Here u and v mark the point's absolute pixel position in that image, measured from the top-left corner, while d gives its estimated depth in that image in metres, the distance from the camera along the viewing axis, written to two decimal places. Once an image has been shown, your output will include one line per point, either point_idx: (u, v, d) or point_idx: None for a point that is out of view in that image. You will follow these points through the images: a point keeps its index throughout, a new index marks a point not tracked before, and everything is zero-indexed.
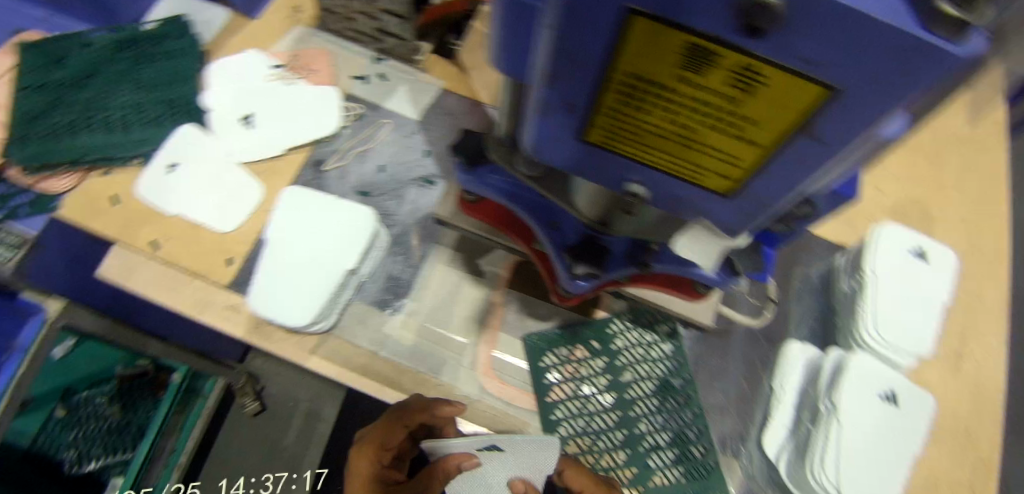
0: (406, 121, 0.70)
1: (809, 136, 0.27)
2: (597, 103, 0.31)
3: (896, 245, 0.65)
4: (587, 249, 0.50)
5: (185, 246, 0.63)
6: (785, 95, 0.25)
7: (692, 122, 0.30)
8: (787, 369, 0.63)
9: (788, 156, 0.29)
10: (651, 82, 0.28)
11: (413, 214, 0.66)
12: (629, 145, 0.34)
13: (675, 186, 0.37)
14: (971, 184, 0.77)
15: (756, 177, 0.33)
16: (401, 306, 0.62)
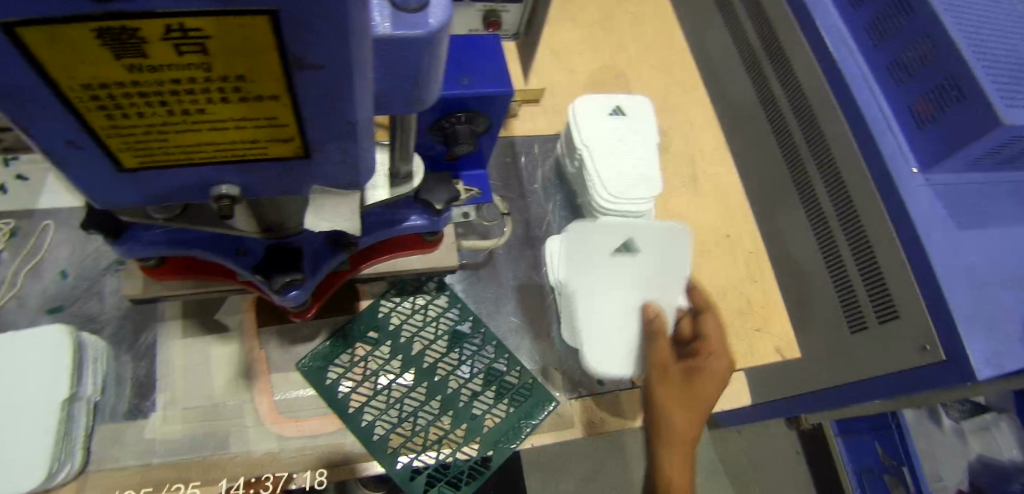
0: (71, 211, 0.62)
1: (313, 73, 0.24)
2: (92, 123, 0.25)
3: (596, 113, 0.71)
4: (279, 257, 0.46)
5: None
6: (237, 43, 0.22)
7: (207, 106, 0.26)
8: (555, 261, 0.67)
9: (324, 104, 0.26)
10: (109, 81, 0.23)
11: (122, 304, 0.59)
12: (186, 156, 0.29)
13: (277, 178, 0.33)
14: (643, 34, 0.88)
15: (327, 139, 0.29)
16: (154, 404, 0.56)
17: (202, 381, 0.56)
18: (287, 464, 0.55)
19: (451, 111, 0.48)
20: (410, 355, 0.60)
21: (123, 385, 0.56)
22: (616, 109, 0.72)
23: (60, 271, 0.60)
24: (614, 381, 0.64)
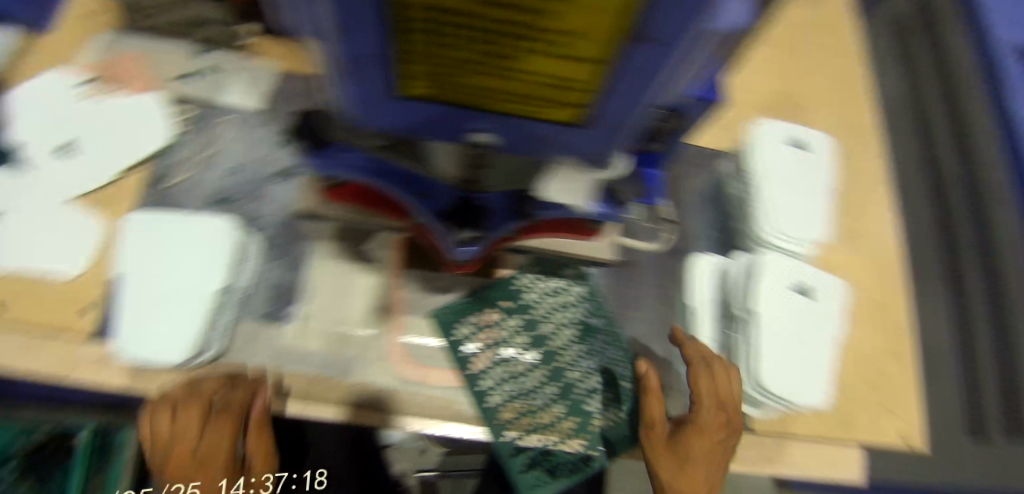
0: (251, 112, 0.64)
1: (637, 42, 0.24)
2: (402, 49, 0.26)
3: (776, 139, 0.70)
4: (465, 212, 0.47)
5: (24, 308, 0.55)
6: (586, 2, 0.21)
7: (513, 53, 0.26)
8: (698, 279, 0.64)
9: (626, 69, 0.26)
10: (448, 14, 0.23)
11: (281, 212, 0.61)
12: (460, 93, 0.30)
13: (524, 129, 0.33)
14: (832, 64, 0.82)
15: (600, 100, 0.29)
16: (292, 312, 0.58)
17: (338, 303, 0.58)
18: (399, 405, 0.55)
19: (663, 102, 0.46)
20: (538, 334, 0.59)
21: (267, 287, 0.59)
22: (796, 141, 0.71)
23: (230, 166, 0.62)
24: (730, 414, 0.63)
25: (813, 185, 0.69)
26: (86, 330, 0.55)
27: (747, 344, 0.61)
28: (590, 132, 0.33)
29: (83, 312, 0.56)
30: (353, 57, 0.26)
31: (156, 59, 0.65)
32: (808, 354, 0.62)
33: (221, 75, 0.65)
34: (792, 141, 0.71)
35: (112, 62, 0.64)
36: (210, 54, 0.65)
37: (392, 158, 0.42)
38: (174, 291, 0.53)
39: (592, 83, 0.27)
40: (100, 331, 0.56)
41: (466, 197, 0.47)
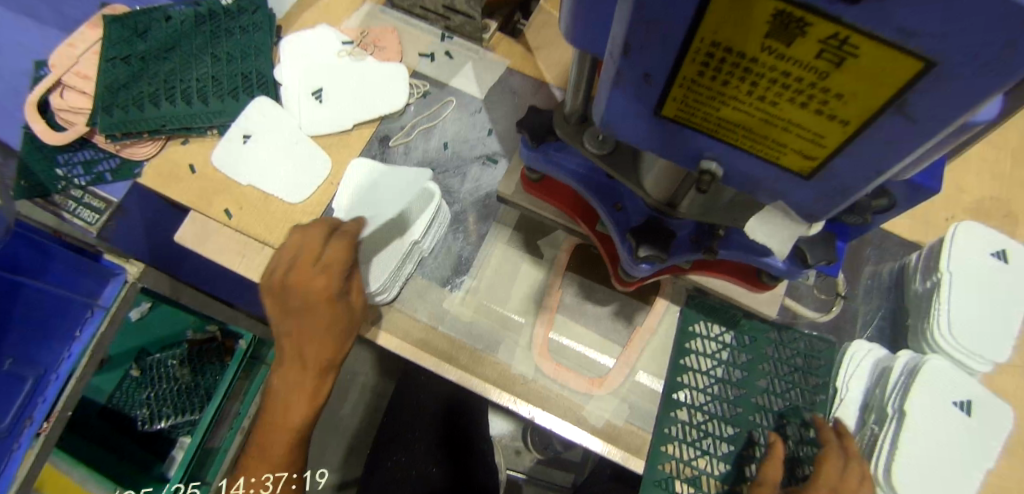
0: (471, 99, 0.72)
1: (899, 112, 0.26)
2: (674, 72, 0.30)
3: (976, 245, 0.65)
4: (653, 233, 0.50)
5: (257, 215, 0.68)
6: (876, 67, 0.24)
7: (776, 97, 0.29)
8: (854, 365, 0.65)
9: (877, 135, 0.28)
10: (733, 50, 0.27)
11: (476, 192, 0.69)
12: (704, 120, 0.33)
13: (751, 165, 0.35)
14: None
15: (841, 157, 0.31)
16: (461, 282, 0.66)
17: (504, 287, 0.66)
18: (530, 388, 0.64)
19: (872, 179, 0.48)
20: (684, 366, 0.65)
21: (445, 254, 0.67)
22: (999, 251, 0.66)
23: (443, 141, 0.71)
24: None
25: (1006, 305, 0.64)
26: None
27: (886, 441, 0.60)
28: (814, 184, 0.34)
29: None
30: (630, 71, 0.32)
31: (406, 35, 0.75)
32: (956, 477, 0.60)
33: (454, 60, 0.74)
34: (995, 250, 0.66)
35: (370, 30, 0.75)
36: (449, 40, 0.75)
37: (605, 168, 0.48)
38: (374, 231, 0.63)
39: (842, 137, 0.29)
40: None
41: (657, 219, 0.50)
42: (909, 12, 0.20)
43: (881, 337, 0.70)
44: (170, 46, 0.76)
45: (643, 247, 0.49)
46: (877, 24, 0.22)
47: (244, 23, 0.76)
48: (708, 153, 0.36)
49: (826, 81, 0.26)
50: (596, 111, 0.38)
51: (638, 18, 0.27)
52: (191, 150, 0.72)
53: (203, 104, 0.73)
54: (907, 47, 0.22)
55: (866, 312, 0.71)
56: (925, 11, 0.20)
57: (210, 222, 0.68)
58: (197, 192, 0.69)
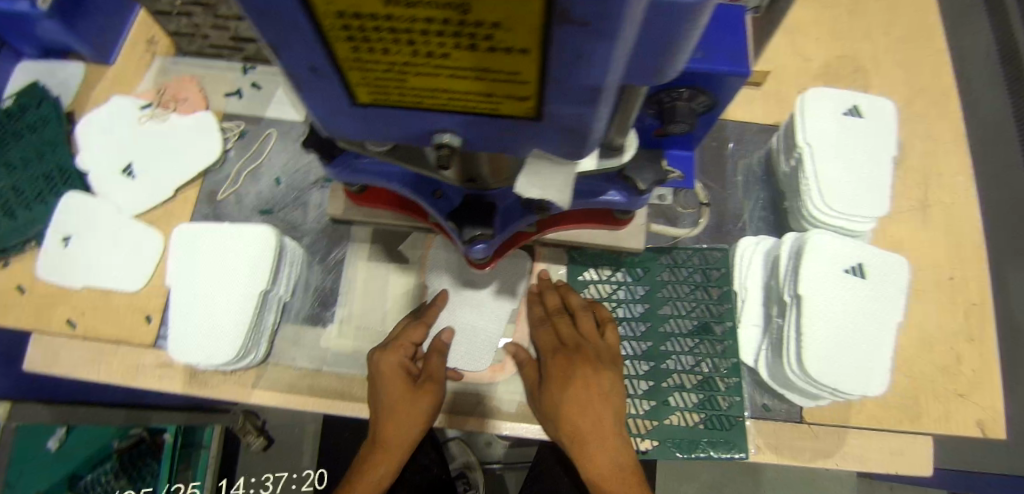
0: (293, 125, 0.68)
1: (562, 25, 0.22)
2: (337, 54, 0.26)
3: (828, 109, 0.64)
4: (472, 210, 0.47)
5: (100, 317, 0.61)
6: None
7: (444, 48, 0.25)
8: (746, 265, 0.65)
9: (564, 57, 0.25)
10: (363, 15, 0.23)
11: (321, 218, 0.65)
12: (407, 92, 0.29)
13: (484, 127, 0.31)
14: (902, 22, 0.76)
15: (551, 91, 0.27)
16: (332, 315, 0.62)
17: (377, 304, 0.63)
18: None
19: (676, 86, 0.48)
20: None
21: (308, 292, 0.63)
22: (852, 107, 0.65)
23: (274, 178, 0.66)
24: (783, 409, 0.63)
25: (874, 159, 0.63)
26: (153, 336, 0.61)
27: (793, 331, 0.58)
28: (549, 127, 0.30)
29: (149, 319, 0.61)
30: (300, 67, 0.28)
31: (205, 79, 0.70)
32: (869, 346, 0.58)
33: (262, 90, 0.70)
34: (847, 108, 0.64)
35: (167, 85, 0.69)
36: (252, 70, 0.70)
37: (395, 160, 0.44)
38: (216, 295, 0.57)
39: (535, 70, 0.26)
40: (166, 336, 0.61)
41: (473, 195, 0.47)
42: None
43: (770, 228, 0.69)
44: None
45: (466, 228, 0.47)
46: None
47: (30, 120, 0.67)
48: (438, 126, 0.32)
49: (468, 14, 0.22)
50: (312, 114, 0.33)
51: (257, 13, 0.23)
52: (16, 271, 0.63)
53: (11, 217, 0.64)
54: None
55: (749, 207, 0.69)
56: None
57: (57, 339, 0.61)
58: (31, 312, 0.61)
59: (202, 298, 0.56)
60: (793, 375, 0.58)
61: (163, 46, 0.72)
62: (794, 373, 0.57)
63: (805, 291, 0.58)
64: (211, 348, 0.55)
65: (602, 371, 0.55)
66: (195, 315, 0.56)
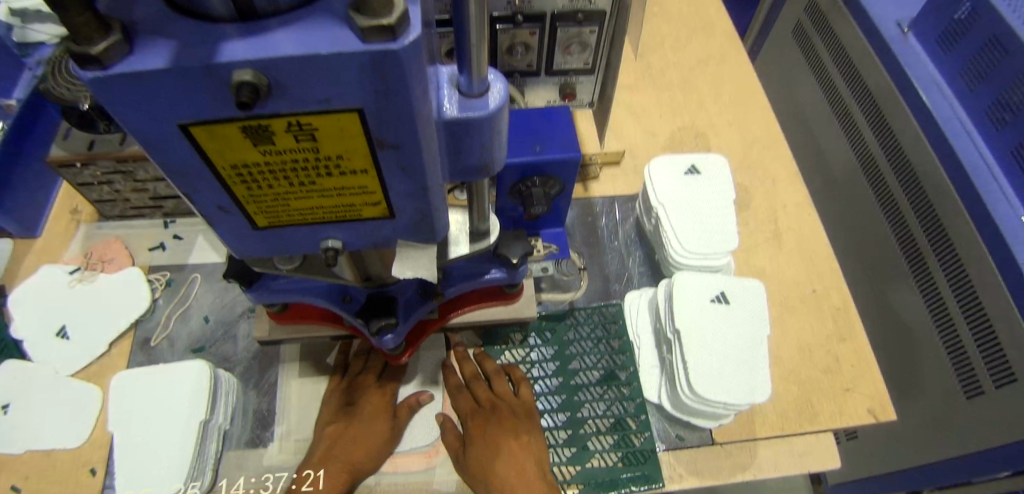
0: (214, 266, 0.75)
1: (387, 148, 0.34)
2: (235, 196, 0.36)
3: (670, 174, 0.77)
4: (376, 305, 0.55)
5: (41, 479, 0.62)
6: (340, 130, 0.32)
7: (309, 180, 0.35)
8: (634, 314, 0.75)
9: (395, 171, 0.36)
10: (250, 165, 0.34)
11: (252, 345, 0.70)
12: (291, 215, 0.38)
13: (358, 230, 0.41)
14: (727, 92, 0.89)
15: (395, 194, 0.38)
16: (272, 434, 0.65)
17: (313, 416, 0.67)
18: None
19: (528, 176, 0.61)
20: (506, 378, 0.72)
21: (247, 415, 0.66)
22: (691, 168, 0.78)
23: (202, 316, 0.72)
24: (694, 435, 0.69)
25: (717, 203, 0.75)
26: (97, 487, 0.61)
27: (682, 360, 0.67)
28: (406, 221, 0.40)
29: (94, 470, 0.62)
30: (209, 209, 0.37)
31: (131, 238, 0.78)
32: (747, 358, 0.67)
33: (184, 240, 0.77)
34: (686, 169, 0.77)
35: (92, 249, 0.76)
36: (172, 224, 0.78)
37: (304, 275, 0.53)
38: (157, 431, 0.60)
39: (379, 182, 0.36)
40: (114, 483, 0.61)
41: (377, 291, 0.56)
42: (312, 89, 0.29)
43: (652, 279, 0.79)
44: None
45: (374, 321, 0.54)
46: (303, 105, 0.30)
47: None
48: (323, 235, 0.41)
49: (321, 151, 0.33)
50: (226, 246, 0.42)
51: (175, 171, 0.34)
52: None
53: None
54: (335, 108, 0.31)
55: (632, 267, 0.80)
56: (316, 84, 0.29)
57: None
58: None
59: (143, 435, 0.60)
60: (687, 398, 0.66)
61: (88, 215, 0.80)
62: (688, 396, 0.65)
63: (682, 324, 0.68)
64: (156, 481, 0.58)
65: (518, 428, 0.66)
66: (138, 452, 0.60)
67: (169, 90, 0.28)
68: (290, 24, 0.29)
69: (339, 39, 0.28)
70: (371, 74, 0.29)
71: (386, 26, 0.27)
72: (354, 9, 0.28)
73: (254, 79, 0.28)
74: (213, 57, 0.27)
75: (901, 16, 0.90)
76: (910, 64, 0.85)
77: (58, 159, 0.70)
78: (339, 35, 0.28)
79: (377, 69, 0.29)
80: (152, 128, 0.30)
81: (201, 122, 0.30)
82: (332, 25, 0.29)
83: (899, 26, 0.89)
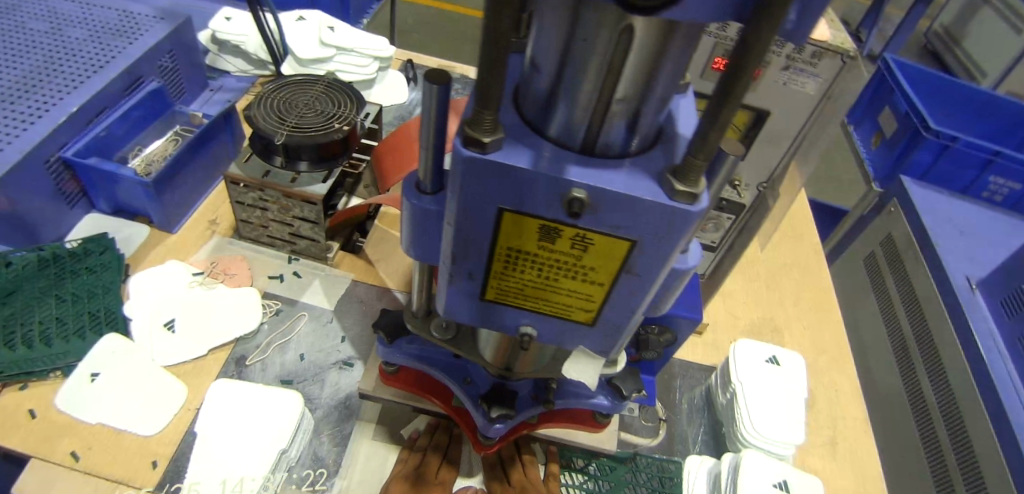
0: (322, 310, 0.79)
1: (631, 273, 0.41)
2: (489, 269, 0.42)
3: (753, 359, 0.83)
4: (498, 395, 0.57)
5: (106, 454, 0.65)
6: (608, 250, 0.39)
7: (554, 275, 0.42)
8: (693, 480, 0.75)
9: (622, 291, 0.42)
10: (522, 251, 0.41)
11: (336, 395, 0.72)
12: (517, 296, 0.44)
13: (556, 325, 0.46)
14: (806, 298, 1.03)
15: (607, 307, 0.44)
16: (331, 486, 0.66)
17: (374, 482, 0.68)
18: None
19: (647, 323, 0.66)
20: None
21: (311, 460, 0.67)
22: (772, 357, 0.84)
23: (299, 353, 0.75)
24: None
25: (790, 397, 0.80)
26: (153, 481, 0.64)
27: None
28: (598, 331, 0.46)
29: (154, 463, 0.65)
30: (459, 272, 0.43)
31: (256, 261, 0.83)
32: None
33: (301, 278, 0.82)
34: (768, 357, 0.84)
35: (219, 259, 0.82)
36: (295, 261, 0.84)
37: (452, 348, 0.57)
38: (237, 447, 0.63)
39: (604, 295, 0.43)
40: (166, 485, 0.64)
41: (500, 383, 0.59)
42: (614, 218, 0.37)
43: (710, 449, 0.82)
44: (8, 291, 0.74)
45: (495, 408, 0.56)
46: (598, 226, 0.38)
47: (92, 264, 0.79)
48: (524, 320, 0.46)
49: (582, 260, 0.40)
50: (439, 304, 0.48)
51: (460, 237, 0.41)
52: (30, 396, 0.68)
53: (46, 345, 0.71)
54: (619, 235, 0.38)
55: (692, 432, 0.83)
56: (620, 217, 0.37)
57: (55, 469, 0.64)
58: (37, 438, 0.65)
59: (224, 447, 0.63)
60: None
61: (224, 228, 0.86)
62: None
63: None
64: None
65: None
66: (215, 462, 0.63)
67: (514, 184, 0.36)
68: (614, 168, 0.38)
69: (654, 190, 0.37)
70: (664, 221, 0.37)
71: (694, 193, 0.35)
72: (672, 173, 0.37)
73: (585, 196, 0.36)
74: (562, 172, 0.36)
75: (970, 272, 1.16)
76: (974, 319, 1.08)
77: (233, 175, 0.75)
78: (653, 188, 0.37)
79: (671, 219, 0.37)
80: (475, 205, 0.38)
81: (516, 211, 0.38)
82: (646, 178, 0.38)
83: (967, 281, 1.14)
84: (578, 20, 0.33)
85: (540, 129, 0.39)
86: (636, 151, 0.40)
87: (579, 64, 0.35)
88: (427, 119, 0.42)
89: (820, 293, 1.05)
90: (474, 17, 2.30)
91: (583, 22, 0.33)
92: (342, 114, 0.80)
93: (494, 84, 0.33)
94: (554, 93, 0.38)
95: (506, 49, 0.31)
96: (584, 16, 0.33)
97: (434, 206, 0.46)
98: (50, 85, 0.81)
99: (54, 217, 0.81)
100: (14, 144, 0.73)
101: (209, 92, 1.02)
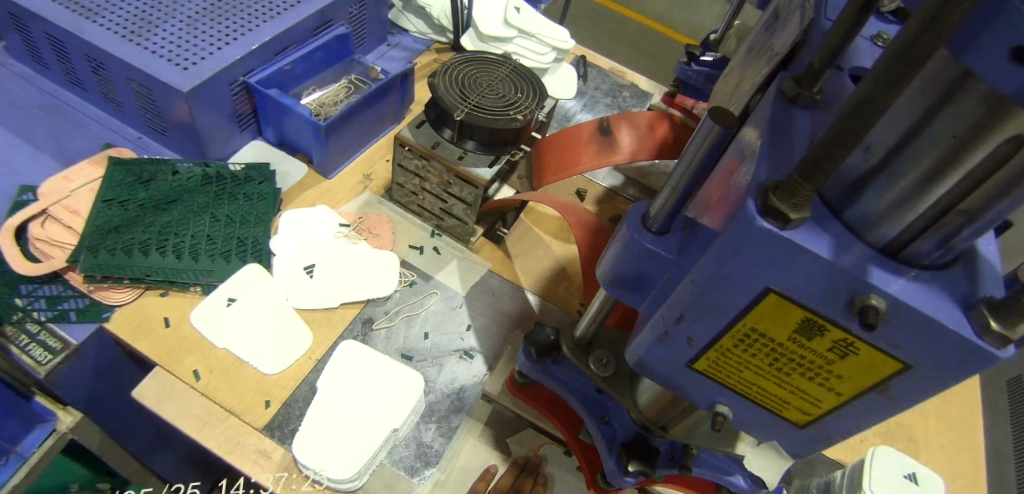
0: (453, 292, 0.79)
1: (882, 394, 0.33)
2: (715, 343, 0.37)
3: (893, 472, 0.68)
4: (641, 447, 0.53)
5: (227, 382, 0.67)
6: (869, 366, 0.32)
7: (786, 368, 0.36)
8: None
9: (860, 407, 0.35)
10: (767, 337, 0.34)
11: (451, 385, 0.71)
12: (730, 375, 0.39)
13: (759, 414, 0.41)
14: (951, 411, 0.92)
15: (831, 416, 0.37)
16: (430, 474, 0.65)
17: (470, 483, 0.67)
18: None
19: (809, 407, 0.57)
20: None
21: (416, 443, 0.67)
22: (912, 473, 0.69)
23: (424, 331, 0.75)
24: None
25: None
26: (265, 420, 0.66)
27: None
28: (806, 433, 0.40)
29: (267, 404, 0.67)
30: (677, 335, 0.38)
31: (400, 227, 0.84)
32: None
33: (441, 255, 0.82)
34: (909, 472, 0.69)
35: (366, 216, 0.83)
36: (438, 236, 0.84)
37: (605, 387, 0.53)
38: (357, 413, 0.66)
39: (835, 404, 0.36)
40: (275, 426, 0.65)
41: (642, 435, 0.54)
42: (900, 336, 0.29)
43: None
44: (170, 199, 0.78)
45: (633, 461, 0.52)
46: (874, 338, 0.30)
47: (249, 192, 0.82)
48: (722, 399, 0.42)
49: (833, 365, 0.33)
50: (632, 353, 0.43)
51: (695, 305, 0.35)
52: (168, 304, 0.72)
53: (193, 259, 0.74)
54: (894, 355, 0.30)
55: None
56: (913, 340, 0.29)
57: (175, 383, 0.66)
58: (167, 348, 0.68)
59: (342, 409, 0.66)
60: None
61: (376, 186, 0.88)
62: None
63: None
64: (329, 449, 0.63)
65: None
66: (332, 420, 0.65)
67: (799, 269, 0.29)
68: (900, 274, 0.29)
69: (954, 314, 0.28)
70: (958, 358, 0.28)
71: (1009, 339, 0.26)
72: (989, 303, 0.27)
73: (880, 305, 0.28)
74: (860, 272, 0.28)
75: None
76: None
77: (405, 141, 0.75)
78: (953, 310, 0.28)
79: (967, 357, 0.28)
80: (733, 278, 0.32)
81: (786, 296, 0.31)
82: (945, 300, 0.28)
83: None
84: (941, 111, 0.25)
85: (833, 209, 0.31)
86: (958, 266, 0.30)
87: (920, 159, 0.27)
88: (693, 155, 0.38)
89: (970, 412, 0.92)
90: (634, 19, 2.23)
91: (945, 115, 0.25)
92: (522, 104, 0.77)
93: (833, 161, 0.25)
94: (870, 175, 0.30)
95: (858, 136, 0.24)
96: (955, 112, 0.24)
97: (656, 248, 0.40)
98: (248, 11, 0.83)
99: (224, 137, 0.84)
100: (207, 60, 0.76)
101: (385, 47, 1.03)
